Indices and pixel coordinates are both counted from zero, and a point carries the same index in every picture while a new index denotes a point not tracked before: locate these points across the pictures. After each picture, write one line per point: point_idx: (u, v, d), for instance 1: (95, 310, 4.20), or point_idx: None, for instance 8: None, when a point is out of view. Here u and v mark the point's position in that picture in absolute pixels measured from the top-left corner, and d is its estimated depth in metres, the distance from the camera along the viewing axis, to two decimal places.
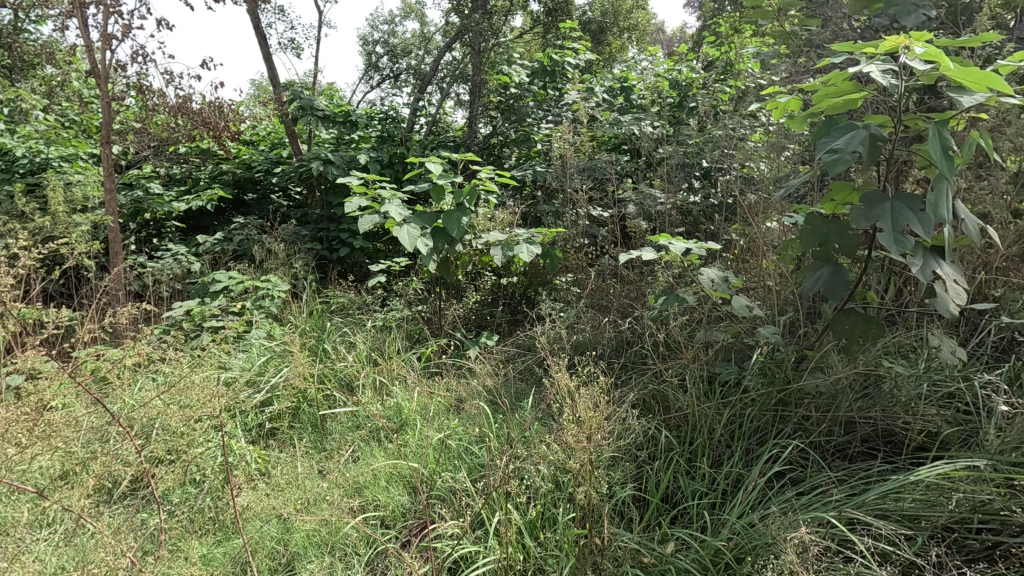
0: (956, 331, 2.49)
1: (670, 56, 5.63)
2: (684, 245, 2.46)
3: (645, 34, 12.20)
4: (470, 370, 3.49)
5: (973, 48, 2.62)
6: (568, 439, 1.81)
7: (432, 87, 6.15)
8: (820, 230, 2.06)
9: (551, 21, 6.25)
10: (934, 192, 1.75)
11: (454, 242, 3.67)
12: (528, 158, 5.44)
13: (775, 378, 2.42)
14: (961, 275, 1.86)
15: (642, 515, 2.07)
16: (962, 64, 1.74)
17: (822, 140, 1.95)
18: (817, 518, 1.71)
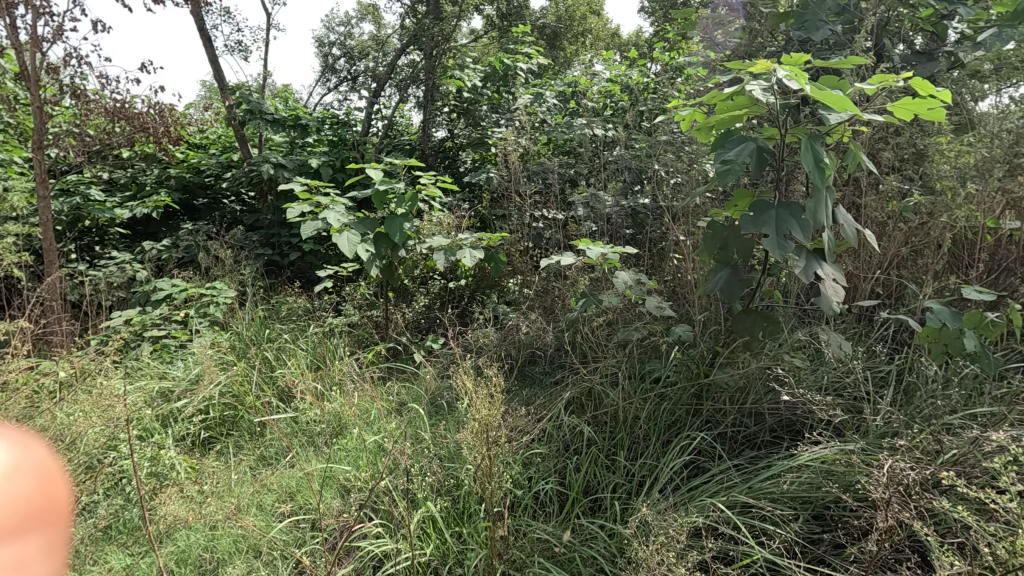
0: (859, 326, 2.68)
1: (622, 61, 5.75)
2: (602, 250, 2.61)
3: (601, 38, 12.50)
4: (414, 374, 3.53)
5: (868, 64, 2.84)
6: (480, 437, 1.89)
7: (388, 90, 6.15)
8: (720, 236, 2.24)
9: (505, 26, 6.29)
10: (812, 201, 1.95)
11: (396, 246, 3.70)
12: (483, 162, 5.49)
13: (690, 374, 2.55)
14: (839, 275, 2.06)
15: (562, 508, 2.16)
16: (833, 84, 1.94)
17: (718, 152, 2.12)
18: (711, 503, 1.85)
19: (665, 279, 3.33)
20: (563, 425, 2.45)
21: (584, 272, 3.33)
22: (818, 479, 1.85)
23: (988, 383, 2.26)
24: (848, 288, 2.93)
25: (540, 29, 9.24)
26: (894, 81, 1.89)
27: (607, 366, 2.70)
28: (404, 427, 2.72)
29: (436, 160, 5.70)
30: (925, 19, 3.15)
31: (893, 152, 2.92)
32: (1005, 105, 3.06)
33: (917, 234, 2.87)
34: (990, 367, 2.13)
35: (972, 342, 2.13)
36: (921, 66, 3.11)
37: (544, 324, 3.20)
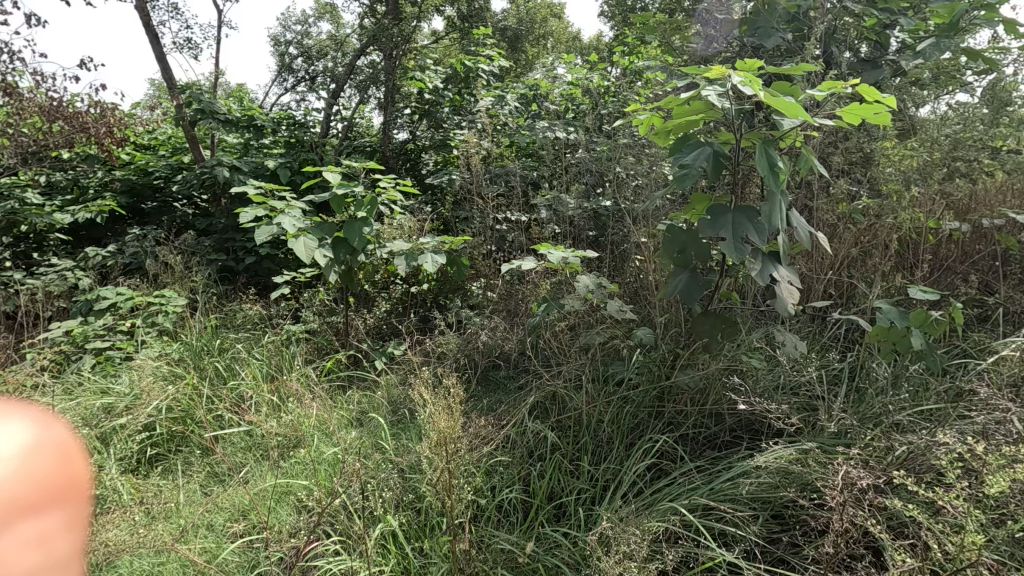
0: (813, 325, 2.75)
1: (583, 64, 5.77)
2: (562, 254, 2.61)
3: (561, 41, 12.59)
4: (375, 382, 3.44)
5: (818, 70, 2.92)
6: (440, 448, 1.84)
7: (348, 90, 6.00)
8: (678, 239, 2.27)
9: (466, 27, 6.21)
10: (766, 205, 1.98)
11: (355, 252, 3.60)
12: (445, 164, 5.42)
13: (652, 377, 2.56)
14: (794, 277, 2.10)
15: (526, 516, 2.13)
16: (785, 90, 1.98)
17: (675, 156, 2.13)
18: (674, 507, 1.85)
19: (628, 280, 3.35)
20: (527, 431, 2.42)
21: (547, 276, 3.31)
22: (777, 480, 1.88)
23: (934, 379, 2.35)
24: (802, 288, 3.00)
25: (501, 32, 9.21)
26: (843, 87, 1.93)
27: (571, 370, 2.69)
28: (365, 438, 2.64)
29: (397, 162, 5.60)
30: (870, 29, 3.27)
31: (843, 156, 3.02)
32: (944, 111, 3.20)
33: (866, 236, 2.97)
34: (936, 364, 2.21)
35: (919, 341, 2.21)
36: (867, 73, 3.22)
37: (508, 329, 3.17)
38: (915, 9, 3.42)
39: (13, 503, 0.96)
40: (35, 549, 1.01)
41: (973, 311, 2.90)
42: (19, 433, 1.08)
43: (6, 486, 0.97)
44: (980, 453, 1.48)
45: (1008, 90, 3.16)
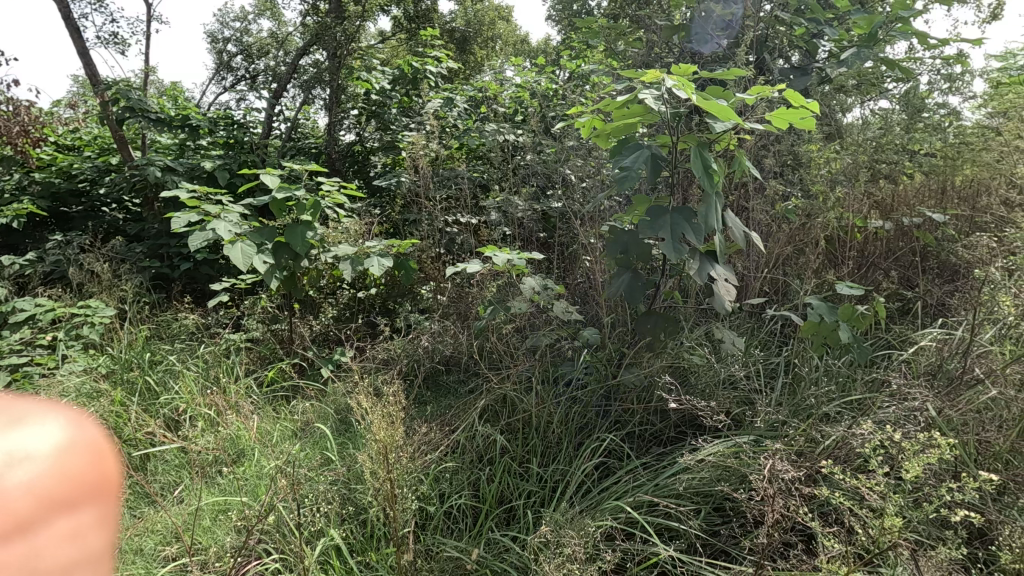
0: (750, 321, 2.85)
1: (532, 67, 5.79)
2: (508, 256, 2.62)
3: (509, 45, 12.62)
4: (320, 390, 3.33)
5: (751, 76, 3.04)
6: (383, 457, 1.79)
7: (291, 90, 5.81)
8: (620, 240, 2.31)
9: (413, 28, 6.11)
10: (702, 206, 2.04)
11: (297, 256, 3.47)
12: (393, 166, 5.30)
13: (599, 377, 2.59)
14: (730, 275, 2.17)
15: (475, 521, 2.11)
16: (717, 94, 2.05)
17: (616, 159, 2.17)
18: (618, 505, 1.88)
19: (576, 282, 3.37)
20: (476, 435, 2.39)
21: (497, 277, 3.29)
22: (717, 474, 1.93)
23: (861, 370, 2.48)
24: (740, 285, 3.12)
25: (449, 33, 9.12)
26: (771, 92, 2.01)
27: (519, 373, 2.68)
28: (310, 450, 2.53)
29: (344, 164, 5.46)
30: (799, 37, 3.43)
31: (775, 159, 3.15)
32: (867, 117, 3.38)
33: (798, 234, 3.11)
34: (862, 355, 2.34)
35: (846, 334, 2.33)
36: (796, 80, 3.37)
37: (456, 333, 3.13)
38: (839, 20, 3.62)
39: (45, 498, 0.91)
40: (70, 548, 0.93)
41: (895, 304, 3.08)
42: (55, 432, 1.02)
43: (32, 479, 0.90)
44: (896, 440, 1.57)
45: (922, 96, 3.38)
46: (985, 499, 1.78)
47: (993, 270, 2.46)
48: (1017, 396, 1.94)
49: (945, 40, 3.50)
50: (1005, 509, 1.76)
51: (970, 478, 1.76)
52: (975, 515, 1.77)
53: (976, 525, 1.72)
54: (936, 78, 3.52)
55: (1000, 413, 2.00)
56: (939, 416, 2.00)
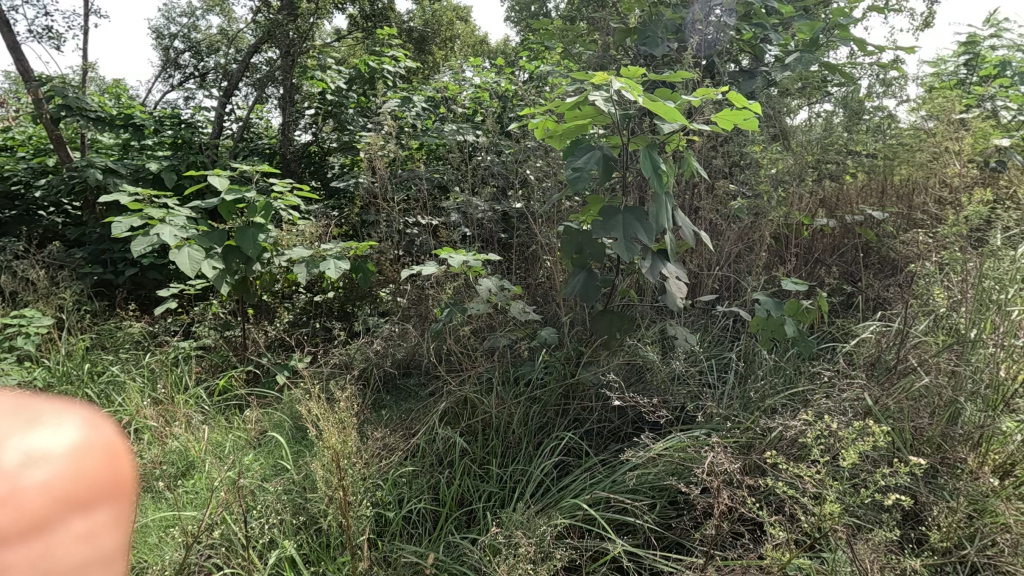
0: (703, 318, 2.93)
1: (491, 67, 5.78)
2: (464, 258, 2.62)
3: (468, 45, 12.57)
4: (276, 398, 3.24)
5: (700, 79, 3.12)
6: (337, 463, 1.76)
7: (242, 89, 5.63)
8: (575, 241, 2.34)
9: (370, 26, 6.03)
10: (653, 206, 2.09)
11: (249, 260, 3.36)
12: (352, 167, 5.12)
13: (557, 376, 2.61)
14: (681, 273, 2.22)
15: (435, 525, 2.10)
16: (665, 97, 2.10)
17: (569, 160, 2.20)
18: (574, 503, 1.90)
19: (535, 282, 3.39)
20: (436, 438, 2.37)
21: (456, 279, 3.27)
22: (670, 469, 1.97)
23: (806, 363, 2.59)
24: (694, 283, 3.20)
25: (407, 33, 9.02)
26: (716, 94, 2.07)
27: (479, 374, 2.67)
28: (264, 460, 2.45)
29: (299, 164, 5.32)
30: (746, 42, 3.55)
31: (724, 159, 3.24)
32: (810, 119, 3.53)
33: (748, 233, 3.21)
34: (806, 348, 2.44)
35: (792, 328, 2.43)
36: (743, 83, 3.49)
37: (416, 335, 3.10)
38: (783, 26, 3.76)
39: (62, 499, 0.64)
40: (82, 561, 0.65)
41: (838, 299, 3.21)
42: (72, 429, 0.72)
43: (53, 480, 0.64)
44: (834, 429, 1.66)
45: (861, 99, 3.56)
46: (916, 482, 1.88)
47: (924, 265, 2.60)
48: (946, 383, 2.06)
49: (881, 46, 3.69)
50: (937, 490, 1.87)
51: (905, 462, 1.87)
52: (909, 497, 1.87)
53: (911, 507, 1.82)
54: (874, 83, 3.70)
55: (932, 400, 2.12)
56: (877, 405, 2.10)
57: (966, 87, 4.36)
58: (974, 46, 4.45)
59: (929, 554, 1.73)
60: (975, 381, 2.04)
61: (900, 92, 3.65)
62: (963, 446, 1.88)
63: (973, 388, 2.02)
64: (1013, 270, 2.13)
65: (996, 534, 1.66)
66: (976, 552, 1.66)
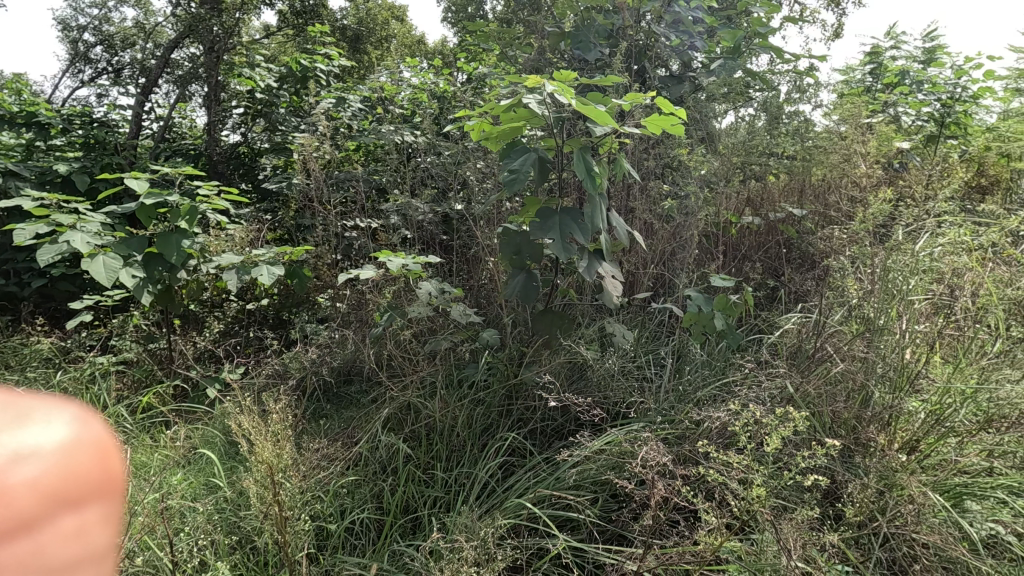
0: (639, 315, 3.04)
1: (429, 67, 5.73)
2: (402, 262, 2.58)
3: (406, 45, 12.40)
4: (207, 412, 3.07)
5: (631, 84, 3.22)
6: (271, 478, 1.69)
7: (162, 86, 5.32)
8: (512, 242, 2.35)
9: (301, 23, 5.85)
10: (588, 207, 2.14)
11: (174, 268, 3.15)
12: (286, 169, 4.81)
13: (500, 377, 2.61)
14: (616, 272, 2.29)
15: (379, 534, 2.06)
16: (597, 100, 2.15)
17: (504, 162, 2.22)
18: (519, 503, 1.93)
19: (476, 283, 3.38)
20: (379, 446, 2.33)
21: (396, 282, 3.22)
22: (611, 463, 2.03)
23: (735, 355, 2.73)
24: (630, 281, 3.29)
25: (341, 31, 8.82)
26: (645, 98, 2.14)
27: (421, 378, 2.64)
28: (194, 479, 2.32)
29: (228, 166, 5.06)
30: (674, 48, 3.69)
31: (655, 162, 3.37)
32: (735, 123, 3.71)
33: (679, 231, 3.35)
34: (733, 342, 2.58)
35: (721, 322, 2.56)
36: (672, 87, 3.62)
37: (355, 341, 3.02)
38: (709, 33, 3.93)
39: None
40: None
41: (763, 293, 3.41)
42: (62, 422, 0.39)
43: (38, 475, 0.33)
44: (759, 418, 1.76)
45: (780, 104, 3.80)
46: (834, 462, 2.02)
47: (838, 259, 2.80)
48: (858, 368, 2.23)
49: (797, 54, 3.94)
50: (853, 468, 2.03)
51: (823, 445, 2.01)
52: (829, 477, 2.01)
53: (830, 486, 1.96)
54: (791, 89, 3.94)
55: (846, 384, 2.28)
56: (798, 392, 2.25)
57: (872, 94, 4.74)
58: (878, 56, 4.84)
59: (846, 528, 1.87)
60: (884, 365, 2.21)
61: (814, 98, 3.91)
62: (874, 426, 2.04)
63: (882, 372, 2.20)
64: (913, 262, 2.33)
65: (902, 506, 1.81)
66: (886, 523, 1.80)
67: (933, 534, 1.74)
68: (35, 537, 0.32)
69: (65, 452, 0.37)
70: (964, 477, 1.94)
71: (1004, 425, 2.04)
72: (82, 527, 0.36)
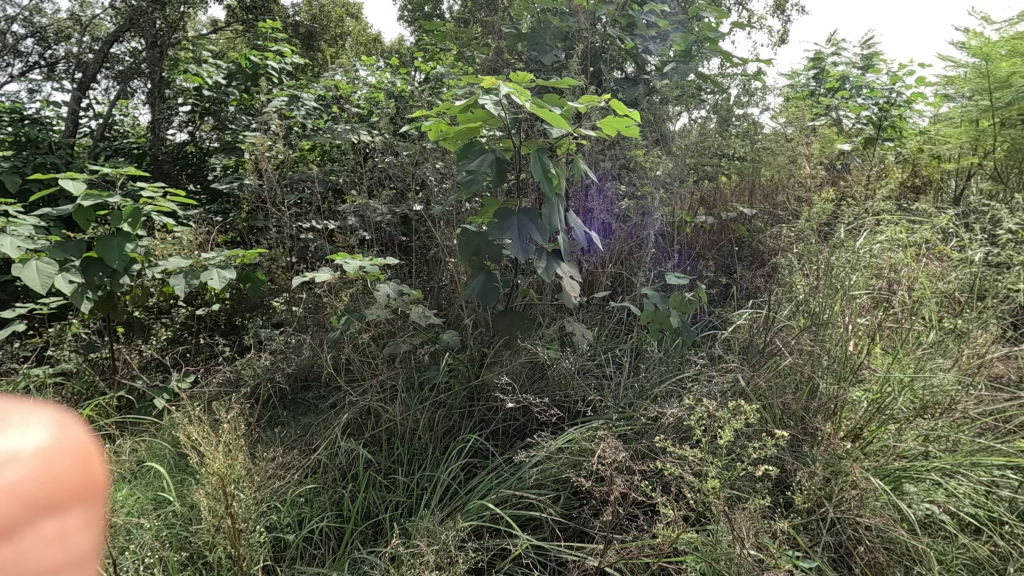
0: (598, 314, 3.09)
1: (386, 66, 5.63)
2: (359, 264, 2.53)
3: (362, 43, 12.19)
4: (154, 423, 2.94)
5: (586, 86, 3.26)
6: (223, 491, 1.63)
7: (101, 81, 5.05)
8: (471, 243, 2.34)
9: (252, 19, 5.68)
10: (546, 208, 2.16)
11: (116, 273, 2.98)
12: (237, 169, 4.64)
13: (461, 378, 2.60)
14: (574, 272, 2.31)
15: (339, 542, 2.02)
16: (552, 102, 2.17)
17: (462, 163, 2.21)
18: (481, 505, 1.93)
19: (436, 284, 3.35)
20: (338, 452, 2.28)
21: (353, 284, 3.15)
22: (572, 461, 2.05)
23: (690, 351, 2.80)
24: (589, 280, 3.34)
25: (293, 27, 8.60)
26: (599, 101, 2.17)
27: (380, 382, 2.60)
28: (142, 494, 2.22)
29: (174, 166, 4.86)
30: (628, 51, 3.75)
31: (611, 162, 3.42)
32: (688, 125, 3.81)
33: (636, 231, 3.41)
34: (689, 338, 2.65)
35: (676, 320, 2.62)
36: (627, 90, 3.68)
37: (312, 346, 2.95)
38: (662, 37, 4.02)
39: None
40: None
41: (716, 290, 3.51)
42: (38, 435, 0.53)
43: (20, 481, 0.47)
44: (712, 412, 1.82)
45: (730, 107, 3.92)
46: (784, 452, 2.11)
47: (786, 257, 2.91)
48: (805, 361, 2.33)
49: (745, 59, 4.07)
50: (801, 457, 2.12)
51: (773, 436, 2.09)
52: (779, 466, 2.09)
53: (781, 475, 2.04)
54: (740, 92, 4.07)
55: (795, 377, 2.38)
56: (750, 385, 2.33)
57: (816, 97, 4.95)
58: (821, 62, 5.07)
59: (796, 515, 1.95)
60: (829, 357, 2.31)
61: (762, 101, 4.05)
62: (820, 417, 2.13)
63: (827, 364, 2.30)
64: (854, 259, 2.45)
65: (846, 491, 1.91)
66: (833, 508, 1.89)
67: (874, 517, 1.84)
68: (28, 535, 0.45)
69: (42, 459, 0.50)
70: (902, 462, 2.06)
71: (937, 411, 2.17)
72: (61, 528, 0.49)
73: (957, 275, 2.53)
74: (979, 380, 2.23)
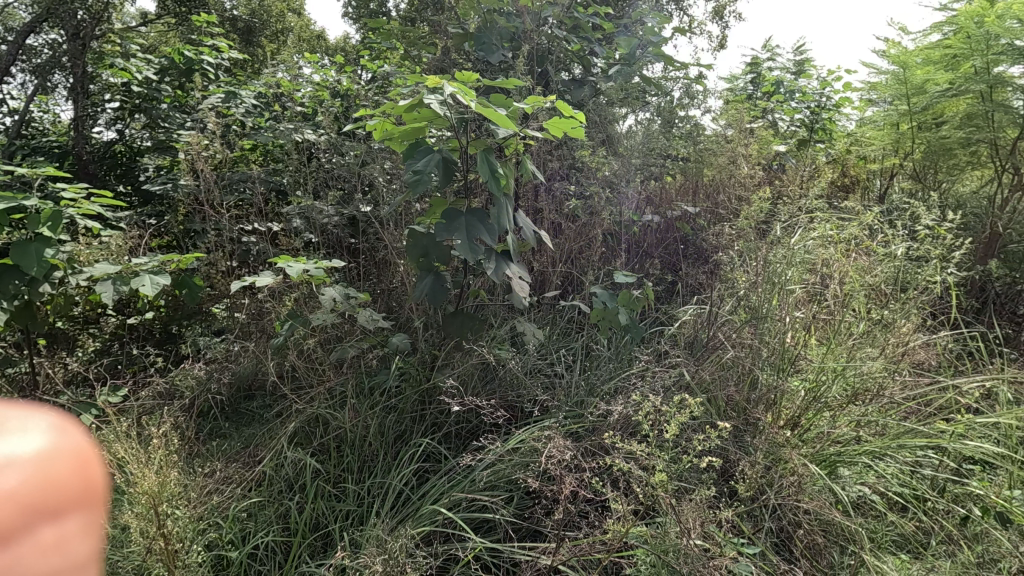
0: (547, 313, 3.10)
1: (329, 63, 5.47)
2: (303, 267, 2.45)
3: (305, 40, 11.83)
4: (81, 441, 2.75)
5: (533, 87, 3.27)
6: (156, 511, 1.55)
7: (16, 75, 4.68)
8: (419, 244, 2.30)
9: (184, 12, 5.40)
10: (494, 208, 2.15)
11: (34, 281, 2.76)
12: (170, 170, 4.40)
13: (412, 382, 2.56)
14: (524, 272, 2.31)
15: (286, 556, 1.96)
16: (499, 102, 2.16)
17: (408, 163, 2.17)
18: (434, 509, 1.91)
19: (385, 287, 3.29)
20: (284, 463, 2.20)
21: (298, 288, 3.04)
22: (525, 461, 2.06)
23: (639, 347, 2.86)
24: (539, 280, 3.36)
25: (231, 21, 8.25)
26: (546, 102, 2.17)
27: (327, 389, 2.53)
28: None
29: (101, 166, 4.56)
30: (575, 53, 3.79)
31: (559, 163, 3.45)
32: (633, 126, 3.89)
33: (585, 230, 3.45)
34: (636, 336, 2.71)
35: (624, 317, 2.67)
36: (574, 92, 3.72)
37: (254, 354, 2.83)
38: (607, 39, 4.08)
39: None
40: None
41: (662, 288, 3.60)
42: (36, 436, 0.43)
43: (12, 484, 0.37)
44: (659, 407, 1.86)
45: (673, 109, 4.02)
46: (727, 442, 2.18)
47: (728, 254, 3.01)
48: (746, 355, 2.42)
49: (687, 62, 4.18)
50: (744, 446, 2.20)
51: (718, 427, 2.16)
52: (723, 456, 2.17)
53: (725, 465, 2.11)
54: (682, 95, 4.18)
55: (738, 370, 2.46)
56: (696, 379, 2.40)
57: (753, 101, 5.15)
58: (757, 66, 5.28)
59: (740, 502, 2.03)
60: (769, 351, 2.41)
61: (703, 104, 4.18)
62: (761, 407, 2.22)
63: (767, 357, 2.39)
64: (790, 256, 2.56)
65: (785, 478, 2.00)
66: (773, 495, 1.97)
67: (812, 501, 1.93)
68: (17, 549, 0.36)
69: (41, 462, 0.41)
70: (837, 447, 2.17)
71: (867, 398, 2.29)
72: (61, 535, 0.40)
73: (882, 268, 2.67)
74: (903, 367, 2.40)
